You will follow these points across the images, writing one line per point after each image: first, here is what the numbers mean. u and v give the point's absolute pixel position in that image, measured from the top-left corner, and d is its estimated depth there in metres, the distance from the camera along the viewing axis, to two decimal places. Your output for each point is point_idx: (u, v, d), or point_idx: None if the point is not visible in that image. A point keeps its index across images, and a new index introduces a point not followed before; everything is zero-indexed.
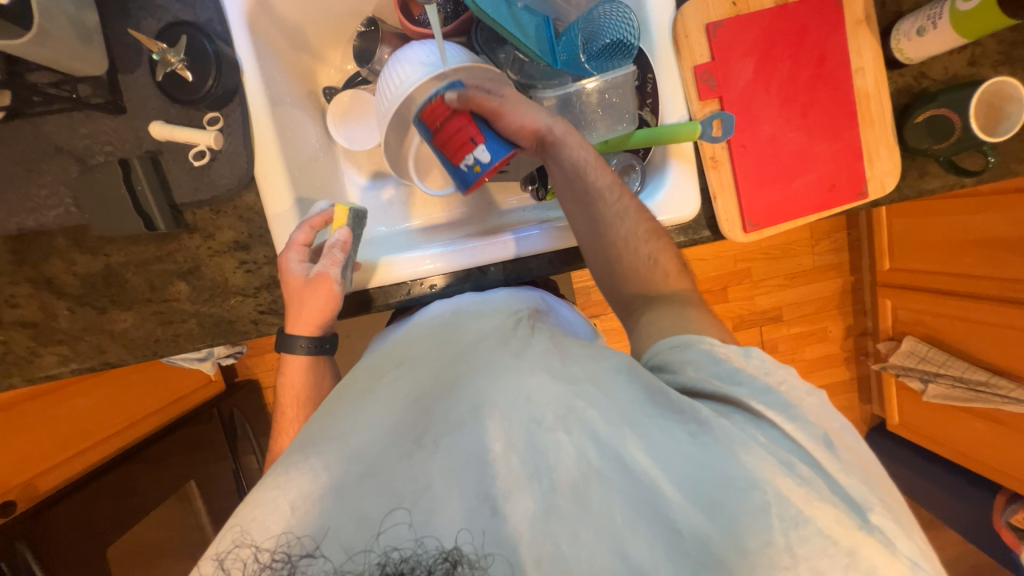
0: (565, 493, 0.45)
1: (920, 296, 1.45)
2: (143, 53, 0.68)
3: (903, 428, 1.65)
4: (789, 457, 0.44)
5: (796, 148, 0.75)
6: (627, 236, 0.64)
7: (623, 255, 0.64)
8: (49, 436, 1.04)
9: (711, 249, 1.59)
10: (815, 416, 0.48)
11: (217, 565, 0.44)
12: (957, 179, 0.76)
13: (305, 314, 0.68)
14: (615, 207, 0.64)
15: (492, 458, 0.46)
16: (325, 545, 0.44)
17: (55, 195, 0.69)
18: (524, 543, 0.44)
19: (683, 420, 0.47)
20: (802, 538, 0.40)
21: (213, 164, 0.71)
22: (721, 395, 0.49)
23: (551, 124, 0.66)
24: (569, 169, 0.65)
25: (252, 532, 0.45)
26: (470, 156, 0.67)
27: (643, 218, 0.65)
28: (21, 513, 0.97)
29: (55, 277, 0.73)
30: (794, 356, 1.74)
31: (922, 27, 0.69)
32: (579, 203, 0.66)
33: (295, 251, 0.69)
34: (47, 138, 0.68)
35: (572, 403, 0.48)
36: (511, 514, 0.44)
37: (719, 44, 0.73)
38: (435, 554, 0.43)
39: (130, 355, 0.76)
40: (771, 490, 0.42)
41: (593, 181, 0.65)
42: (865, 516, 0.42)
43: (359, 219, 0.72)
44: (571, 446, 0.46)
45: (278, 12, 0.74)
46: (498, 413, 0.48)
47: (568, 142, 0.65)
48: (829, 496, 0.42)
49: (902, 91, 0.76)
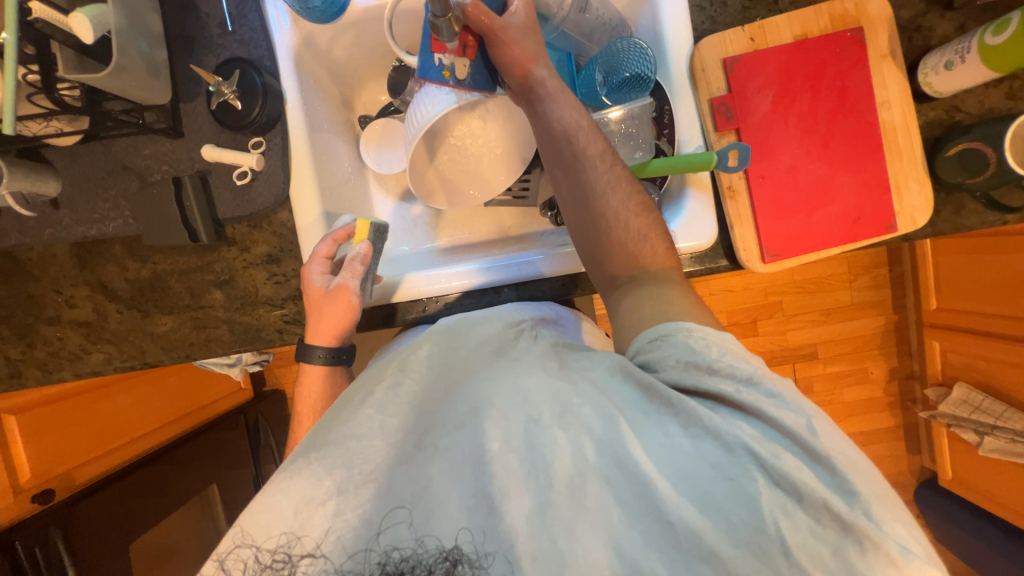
0: (561, 489, 0.49)
1: (976, 339, 1.34)
2: (202, 85, 0.76)
3: (956, 483, 1.52)
4: (775, 448, 0.48)
5: (818, 180, 0.74)
6: (618, 208, 0.65)
7: (614, 228, 0.65)
8: (89, 431, 1.13)
9: (739, 279, 1.55)
10: (801, 402, 0.50)
11: (218, 565, 0.48)
12: (997, 216, 0.72)
13: (325, 323, 0.71)
14: (604, 176, 0.65)
15: (489, 457, 0.51)
16: (325, 546, 0.48)
17: (117, 208, 0.77)
18: (521, 540, 0.48)
19: (676, 415, 0.51)
20: (793, 521, 0.46)
21: (254, 183, 0.77)
22: (704, 388, 0.52)
23: (545, 79, 0.65)
24: (558, 134, 0.65)
25: (251, 534, 0.48)
26: (450, 57, 0.63)
27: (634, 191, 0.65)
28: (59, 501, 1.04)
29: (109, 281, 0.81)
30: (830, 398, 1.64)
31: (950, 60, 0.68)
32: (563, 168, 0.66)
33: (318, 263, 0.73)
34: (116, 157, 0.76)
35: (568, 400, 0.53)
36: (507, 511, 0.49)
37: (736, 77, 0.74)
38: (435, 553, 0.48)
39: (167, 356, 0.82)
40: (761, 479, 0.47)
41: (583, 147, 0.65)
42: (853, 503, 0.46)
43: (380, 233, 0.75)
44: (567, 443, 0.50)
45: (322, 49, 0.81)
46: (495, 412, 0.53)
47: (559, 101, 0.65)
48: (815, 482, 0.46)
49: (933, 124, 0.74)
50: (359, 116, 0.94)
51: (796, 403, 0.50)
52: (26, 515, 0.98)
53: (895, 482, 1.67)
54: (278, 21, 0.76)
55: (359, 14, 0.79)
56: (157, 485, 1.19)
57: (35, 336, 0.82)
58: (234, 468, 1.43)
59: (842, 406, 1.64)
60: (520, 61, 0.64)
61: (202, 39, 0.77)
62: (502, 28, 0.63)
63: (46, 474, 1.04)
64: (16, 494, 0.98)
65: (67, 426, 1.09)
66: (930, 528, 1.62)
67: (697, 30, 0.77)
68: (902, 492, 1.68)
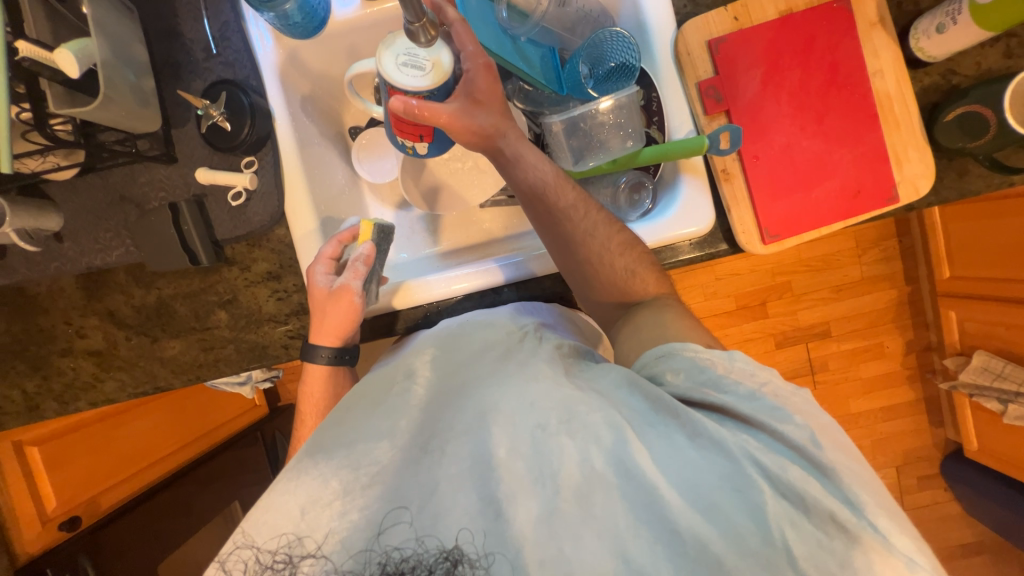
0: (567, 496, 0.49)
1: (992, 306, 1.31)
2: (191, 110, 0.77)
3: (982, 455, 1.48)
4: (782, 460, 0.48)
5: (814, 156, 0.73)
6: (602, 250, 0.68)
7: (600, 270, 0.69)
8: (109, 457, 1.15)
9: (745, 262, 1.54)
10: (804, 414, 0.52)
11: (219, 566, 0.49)
12: (1003, 178, 0.70)
13: (328, 324, 0.72)
14: (581, 225, 0.68)
15: (496, 462, 0.51)
16: (326, 547, 0.48)
17: (118, 237, 0.78)
18: (528, 545, 0.48)
19: (682, 426, 0.51)
20: (801, 531, 0.46)
21: (249, 204, 0.77)
22: (710, 402, 0.53)
23: (510, 140, 0.66)
24: (532, 189, 0.67)
25: (253, 535, 0.49)
26: (411, 142, 0.70)
27: (615, 229, 0.69)
28: (88, 526, 1.06)
29: (116, 309, 0.82)
30: (845, 376, 1.61)
31: (941, 24, 0.66)
32: (544, 221, 0.69)
33: (323, 264, 0.73)
34: (114, 187, 0.77)
35: (574, 407, 0.52)
36: (514, 516, 0.49)
37: (723, 58, 0.73)
38: (436, 554, 0.48)
39: (177, 379, 0.83)
40: (767, 490, 0.47)
41: (555, 202, 0.67)
42: (862, 515, 0.46)
43: (385, 234, 0.77)
44: (574, 451, 0.50)
45: (307, 65, 0.82)
46: (503, 419, 0.53)
47: (528, 159, 0.67)
48: (822, 493, 0.47)
49: (929, 90, 0.72)
50: (349, 128, 0.94)
51: (796, 418, 0.51)
52: (56, 542, 1.00)
53: (918, 457, 1.64)
54: (261, 40, 0.77)
55: (340, 27, 0.79)
56: (180, 505, 1.21)
57: (49, 368, 0.84)
58: (253, 484, 1.44)
59: (859, 383, 1.61)
60: (485, 133, 0.64)
61: (188, 64, 0.78)
62: (451, 119, 0.62)
63: (73, 501, 1.06)
64: (43, 522, 1.01)
65: (88, 455, 1.11)
66: (959, 501, 1.58)
67: (679, 14, 0.76)
68: (927, 467, 1.64)
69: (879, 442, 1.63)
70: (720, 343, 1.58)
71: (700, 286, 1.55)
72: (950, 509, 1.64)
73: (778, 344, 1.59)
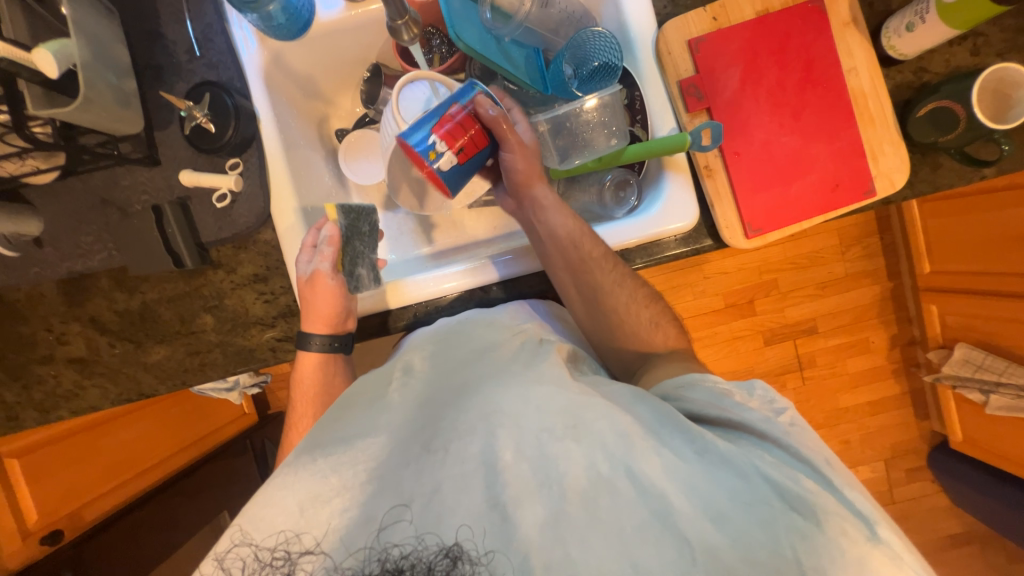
0: (575, 500, 0.48)
1: (970, 298, 1.34)
2: (174, 112, 0.76)
3: (968, 445, 1.51)
4: (794, 472, 0.50)
5: (793, 152, 0.75)
6: (628, 302, 0.72)
7: (625, 320, 0.73)
8: (96, 465, 1.12)
9: (732, 260, 1.56)
10: (818, 445, 0.54)
11: (217, 564, 0.48)
12: (974, 171, 0.72)
13: (318, 311, 0.73)
14: (609, 276, 0.71)
15: (502, 466, 0.50)
16: (325, 543, 0.47)
17: (100, 242, 0.77)
18: (534, 550, 0.47)
19: (692, 440, 0.52)
20: (809, 543, 0.46)
21: (234, 205, 0.77)
22: (728, 420, 0.56)
23: (546, 194, 0.74)
24: (563, 240, 0.71)
25: (251, 532, 0.48)
26: (443, 147, 0.68)
27: (638, 284, 0.74)
28: (70, 541, 1.03)
29: (97, 314, 0.80)
30: (834, 371, 1.63)
31: (910, 23, 0.68)
32: (569, 271, 0.71)
33: (305, 252, 0.75)
34: (94, 190, 0.76)
35: (580, 413, 0.52)
36: (521, 520, 0.48)
37: (702, 57, 0.74)
38: (436, 551, 0.46)
39: (162, 385, 0.82)
40: (777, 505, 0.48)
41: (587, 251, 0.70)
42: (874, 530, 0.47)
43: (352, 215, 0.78)
44: (582, 456, 0.50)
45: (293, 67, 0.83)
46: (507, 423, 0.52)
47: (557, 212, 0.72)
48: (835, 505, 0.48)
49: (902, 87, 0.75)
50: (336, 130, 0.95)
51: (809, 444, 0.53)
52: (33, 559, 0.97)
53: (907, 449, 1.66)
54: (246, 42, 0.76)
55: (325, 28, 0.79)
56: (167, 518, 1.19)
57: (29, 376, 0.82)
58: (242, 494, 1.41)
59: (846, 377, 1.63)
60: (528, 174, 0.73)
61: (171, 66, 0.77)
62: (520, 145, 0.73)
63: (53, 516, 1.03)
64: (23, 537, 0.97)
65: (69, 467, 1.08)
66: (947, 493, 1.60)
67: (659, 15, 0.78)
68: (916, 459, 1.66)
69: (868, 435, 1.66)
70: (709, 342, 1.60)
71: (689, 286, 1.57)
72: (939, 501, 1.66)
73: (767, 342, 1.61)
